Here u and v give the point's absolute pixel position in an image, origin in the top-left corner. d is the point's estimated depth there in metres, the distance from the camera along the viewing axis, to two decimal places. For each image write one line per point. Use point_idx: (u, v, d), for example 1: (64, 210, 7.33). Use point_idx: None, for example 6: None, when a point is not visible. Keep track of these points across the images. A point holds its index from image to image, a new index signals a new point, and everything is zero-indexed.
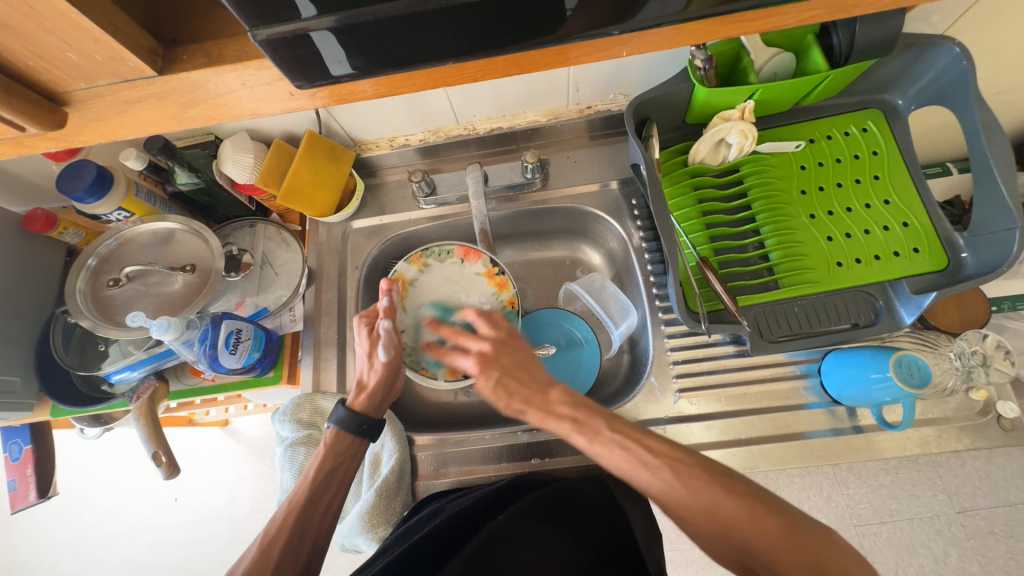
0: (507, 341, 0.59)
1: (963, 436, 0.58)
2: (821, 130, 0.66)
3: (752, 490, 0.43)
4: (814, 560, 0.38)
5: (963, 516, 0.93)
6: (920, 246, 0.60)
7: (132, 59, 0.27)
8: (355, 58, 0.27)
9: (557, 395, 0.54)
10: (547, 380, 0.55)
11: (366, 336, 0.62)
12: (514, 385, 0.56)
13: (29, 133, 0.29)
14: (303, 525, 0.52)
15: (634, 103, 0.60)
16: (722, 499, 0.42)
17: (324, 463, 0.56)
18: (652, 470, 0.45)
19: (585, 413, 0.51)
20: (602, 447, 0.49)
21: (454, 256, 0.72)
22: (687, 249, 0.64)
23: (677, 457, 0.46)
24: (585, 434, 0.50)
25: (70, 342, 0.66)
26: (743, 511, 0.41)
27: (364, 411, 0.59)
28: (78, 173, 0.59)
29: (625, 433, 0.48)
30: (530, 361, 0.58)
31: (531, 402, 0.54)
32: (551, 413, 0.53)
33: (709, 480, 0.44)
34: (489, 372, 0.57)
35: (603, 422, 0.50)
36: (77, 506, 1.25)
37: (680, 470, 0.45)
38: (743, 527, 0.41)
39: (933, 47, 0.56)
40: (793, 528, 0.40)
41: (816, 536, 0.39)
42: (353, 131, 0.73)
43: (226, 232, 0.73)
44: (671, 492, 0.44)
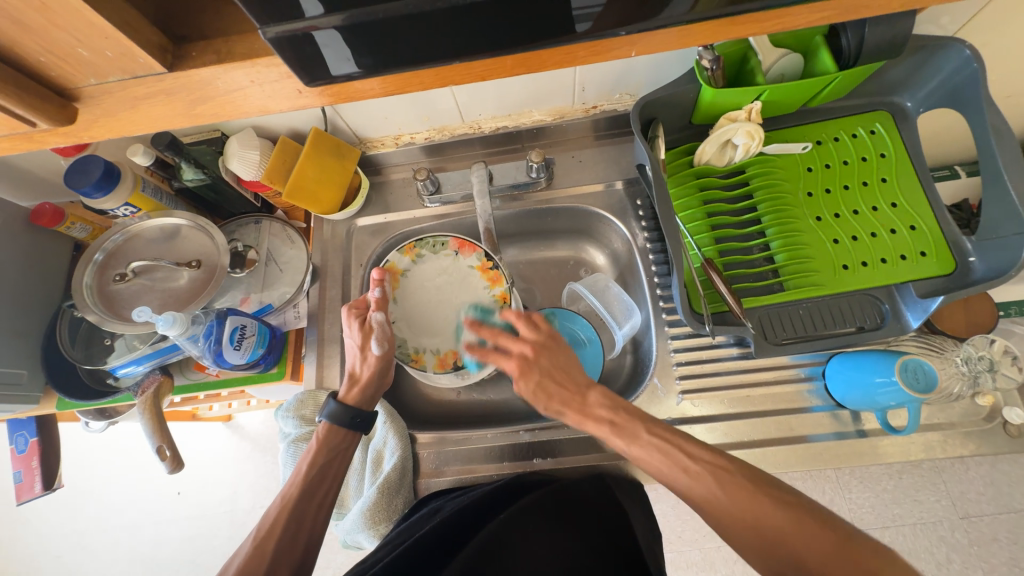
0: (548, 343, 0.57)
1: (968, 441, 0.57)
2: (828, 132, 0.66)
3: (796, 502, 0.42)
4: (864, 568, 0.37)
5: (967, 522, 0.92)
6: (928, 250, 0.59)
7: (142, 56, 0.27)
8: (363, 57, 0.27)
9: (596, 398, 0.53)
10: (587, 383, 0.55)
11: (357, 329, 0.62)
12: (554, 388, 0.55)
13: (39, 128, 0.29)
14: (297, 521, 0.52)
15: (642, 103, 0.60)
16: (768, 510, 0.42)
17: (317, 458, 0.56)
18: (692, 476, 0.45)
19: (623, 416, 0.51)
20: (641, 451, 0.49)
21: (449, 247, 0.72)
22: (692, 250, 0.63)
23: (721, 464, 0.45)
24: (624, 437, 0.50)
25: (76, 336, 0.66)
26: (789, 520, 0.41)
27: (356, 404, 0.60)
28: (85, 168, 0.59)
29: (665, 438, 0.48)
30: (569, 365, 0.56)
31: (569, 405, 0.54)
32: (589, 416, 0.53)
33: (751, 488, 0.43)
34: (530, 375, 0.55)
35: (642, 427, 0.50)
36: (81, 499, 1.26)
37: (723, 479, 0.44)
38: (790, 538, 0.40)
39: (944, 49, 0.55)
40: (840, 539, 0.39)
41: (862, 545, 0.39)
42: (358, 129, 0.73)
43: (232, 228, 0.74)
44: (713, 500, 0.44)
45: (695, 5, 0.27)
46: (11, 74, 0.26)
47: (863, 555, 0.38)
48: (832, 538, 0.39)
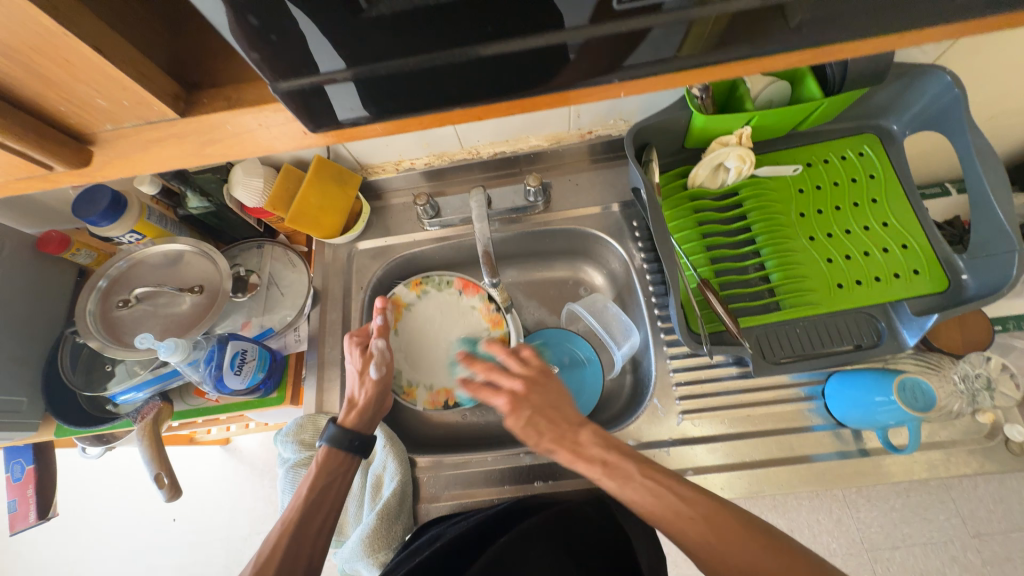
0: (540, 378, 0.58)
1: (972, 459, 0.57)
2: (818, 154, 0.68)
3: (789, 546, 0.42)
4: None
5: (978, 541, 0.91)
6: (920, 268, 0.60)
7: (157, 104, 0.28)
8: (369, 108, 0.29)
9: (587, 436, 0.54)
10: (578, 420, 0.55)
11: (358, 355, 0.63)
12: (544, 426, 0.55)
13: (55, 170, 0.30)
14: (296, 549, 0.51)
15: (635, 129, 0.62)
16: (759, 555, 0.41)
17: (317, 481, 0.55)
18: (686, 520, 0.45)
19: (616, 455, 0.51)
20: (633, 493, 0.48)
21: (453, 287, 0.75)
22: (688, 270, 0.64)
23: (717, 507, 0.45)
24: (616, 478, 0.50)
25: (78, 363, 0.67)
26: (780, 564, 0.40)
27: (355, 427, 0.60)
28: (92, 198, 0.61)
29: (657, 479, 0.48)
30: (561, 401, 0.56)
31: (561, 442, 0.54)
32: (581, 455, 0.52)
33: (747, 533, 0.43)
34: (521, 412, 0.55)
35: (634, 467, 0.50)
36: (75, 526, 1.24)
37: (718, 523, 0.44)
38: None
39: (925, 75, 0.57)
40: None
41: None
42: (360, 156, 0.75)
43: (234, 253, 0.75)
44: (706, 544, 0.43)
45: (680, 45, 0.28)
46: (31, 122, 0.27)
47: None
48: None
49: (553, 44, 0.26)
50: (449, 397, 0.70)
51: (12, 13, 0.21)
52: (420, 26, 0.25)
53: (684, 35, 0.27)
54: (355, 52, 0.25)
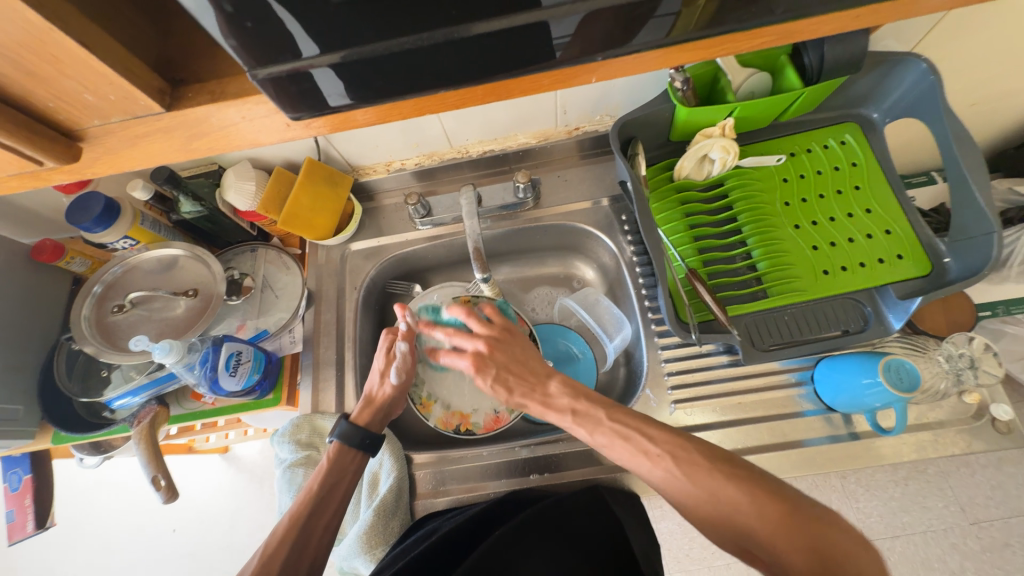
0: (501, 337, 0.61)
1: (960, 439, 0.58)
2: (801, 144, 0.69)
3: (757, 477, 0.43)
4: (811, 538, 0.38)
5: (977, 527, 0.91)
6: (904, 252, 0.61)
7: (143, 98, 0.29)
8: (349, 92, 0.30)
9: (555, 386, 0.56)
10: (545, 372, 0.58)
11: (383, 354, 0.65)
12: (511, 381, 0.58)
13: (46, 166, 0.31)
14: (302, 544, 0.51)
15: (619, 123, 0.62)
16: (721, 485, 0.43)
17: (327, 477, 0.56)
18: (653, 459, 0.46)
19: (584, 403, 0.53)
20: (603, 437, 0.50)
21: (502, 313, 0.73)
22: (676, 261, 0.65)
23: (679, 444, 0.47)
24: (584, 425, 0.52)
25: (73, 369, 0.67)
26: (742, 495, 0.42)
27: (367, 426, 0.61)
28: (84, 205, 0.61)
29: (625, 422, 0.50)
30: (526, 357, 0.60)
31: (531, 395, 0.57)
32: (552, 406, 0.55)
33: (709, 465, 0.44)
34: (487, 370, 0.59)
35: (604, 412, 0.52)
36: (74, 540, 1.23)
37: (681, 458, 0.45)
38: (746, 514, 0.41)
39: (901, 63, 0.59)
40: (794, 513, 0.40)
41: (833, 531, 0.38)
42: (351, 158, 0.76)
43: (228, 257, 0.75)
44: (672, 481, 0.45)
45: (669, 30, 0.29)
46: (21, 119, 0.28)
47: (824, 536, 0.38)
48: (789, 516, 0.39)
49: (532, 23, 0.27)
50: (463, 423, 0.65)
51: (1, 9, 0.22)
52: (401, 11, 0.26)
53: (671, 21, 0.29)
54: (339, 39, 0.26)
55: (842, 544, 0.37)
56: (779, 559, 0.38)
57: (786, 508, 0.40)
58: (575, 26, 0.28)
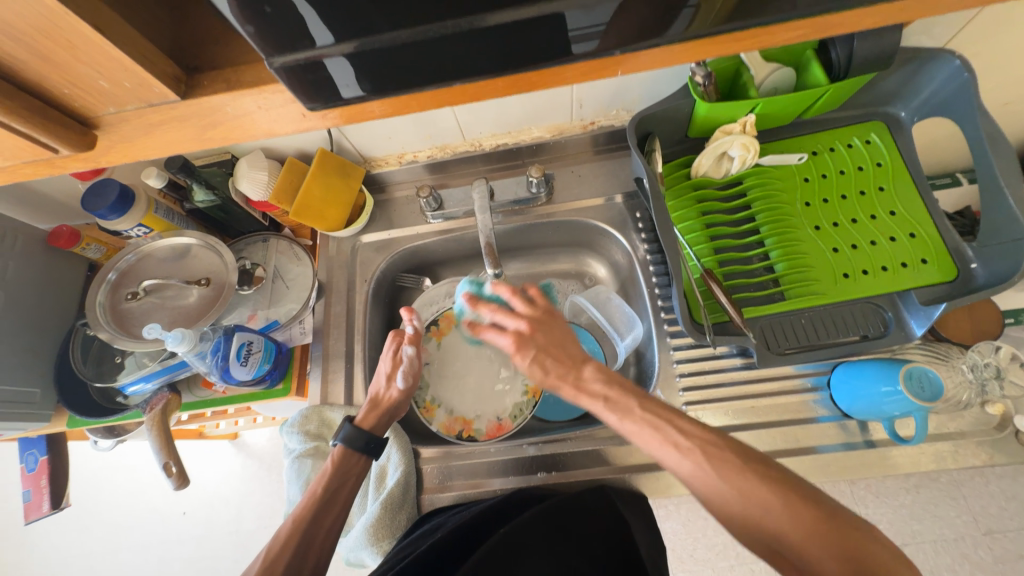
0: (544, 319, 0.59)
1: (980, 451, 0.56)
2: (824, 142, 0.67)
3: (790, 480, 0.42)
4: (848, 546, 0.37)
5: (989, 537, 0.89)
6: (928, 256, 0.59)
7: (157, 86, 0.29)
8: (364, 82, 0.29)
9: (591, 372, 0.54)
10: (582, 357, 0.55)
11: (389, 357, 0.65)
12: (551, 362, 0.56)
13: (60, 153, 0.31)
14: (305, 546, 0.51)
15: (637, 118, 0.61)
16: (753, 485, 0.42)
17: (330, 481, 0.56)
18: (684, 452, 0.45)
19: (618, 390, 0.51)
20: (634, 425, 0.49)
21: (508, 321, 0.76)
22: (691, 261, 0.64)
23: (711, 440, 0.45)
24: (616, 411, 0.50)
25: (88, 355, 0.68)
26: (776, 498, 0.41)
27: (371, 429, 0.61)
28: (100, 191, 0.61)
29: (658, 413, 0.49)
30: (565, 341, 0.57)
31: (565, 378, 0.55)
32: (584, 390, 0.53)
33: (742, 466, 0.43)
34: (526, 350, 0.56)
35: (637, 402, 0.50)
36: (88, 519, 1.26)
37: (713, 455, 0.44)
38: (776, 517, 0.40)
39: (933, 60, 0.56)
40: (825, 520, 0.39)
41: (870, 541, 0.37)
42: (363, 149, 0.75)
43: (240, 246, 0.76)
44: (702, 476, 0.44)
45: (691, 22, 0.28)
46: (37, 106, 0.28)
47: (859, 543, 0.37)
48: (824, 522, 0.39)
49: (552, 15, 0.26)
50: (465, 429, 0.69)
51: None
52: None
53: (694, 14, 0.27)
54: (355, 28, 0.26)
55: (880, 556, 0.37)
56: (811, 562, 0.38)
57: (820, 513, 0.39)
58: (595, 19, 0.27)
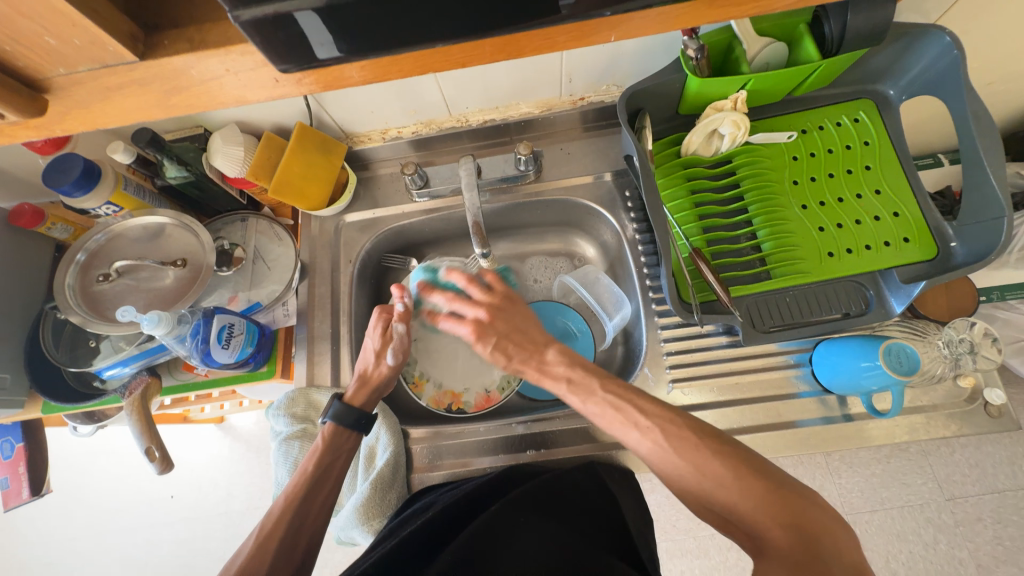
0: (503, 305, 0.58)
1: (951, 422, 0.59)
2: (813, 121, 0.66)
3: (741, 454, 0.43)
4: (789, 514, 0.39)
5: (952, 503, 0.94)
6: (910, 235, 0.60)
7: (113, 44, 0.27)
8: (340, 41, 0.27)
9: (552, 355, 0.54)
10: (544, 340, 0.55)
11: (378, 333, 0.63)
12: (512, 348, 0.56)
13: (9, 120, 0.29)
14: (300, 519, 0.52)
15: (628, 93, 0.60)
16: (707, 460, 0.43)
17: (321, 458, 0.56)
18: (642, 431, 0.46)
19: (580, 373, 0.52)
20: (596, 406, 0.50)
21: None
22: (680, 240, 0.64)
23: (669, 418, 0.46)
24: (578, 393, 0.51)
25: (60, 340, 0.65)
26: (727, 471, 0.42)
27: (362, 405, 0.61)
28: (63, 166, 0.58)
29: (618, 394, 0.49)
30: (526, 325, 0.57)
31: (527, 362, 0.55)
32: (547, 373, 0.54)
33: (697, 441, 0.44)
34: (487, 338, 0.56)
35: (598, 382, 0.50)
36: (72, 504, 1.24)
37: (671, 433, 0.45)
38: (728, 489, 0.41)
39: (925, 36, 0.56)
40: (773, 491, 0.40)
41: (814, 509, 0.39)
42: (344, 124, 0.72)
43: (217, 226, 0.73)
44: (659, 452, 0.45)
45: None
46: None
47: (799, 508, 0.39)
48: (772, 493, 0.40)
49: None
50: (454, 402, 0.69)
51: None
52: None
53: None
54: None
55: (818, 521, 0.38)
56: (758, 531, 0.39)
57: (765, 485, 0.41)
58: None
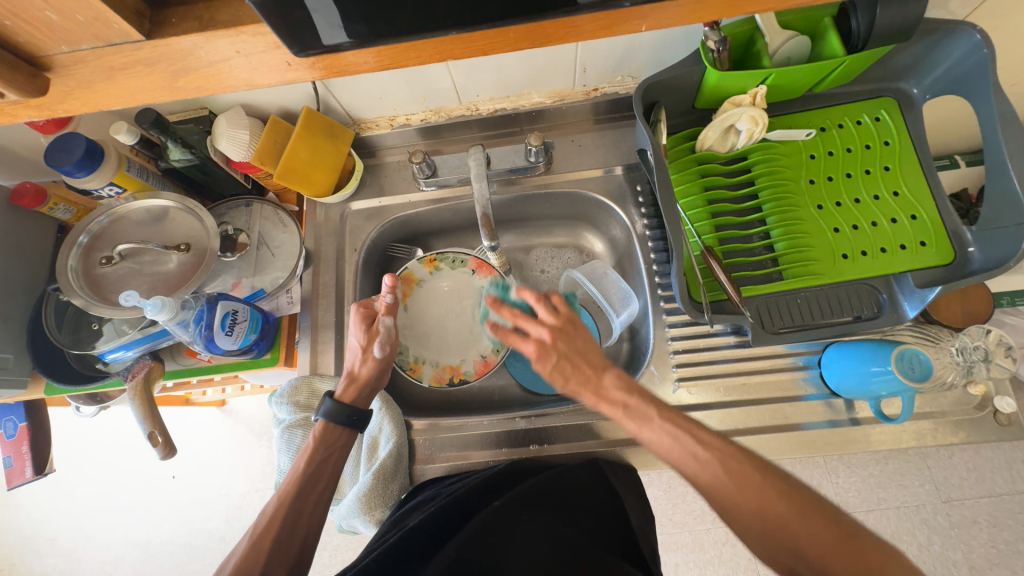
0: (567, 328, 0.55)
1: (958, 430, 0.58)
2: (832, 118, 0.65)
3: (812, 498, 0.42)
4: (872, 567, 0.38)
5: (949, 505, 0.94)
6: (927, 239, 0.59)
7: (117, 21, 0.26)
8: (354, 24, 0.26)
9: (611, 379, 0.52)
10: (604, 364, 0.53)
11: (362, 330, 0.62)
12: (569, 371, 0.53)
13: (10, 99, 0.28)
14: (294, 518, 0.52)
15: (645, 85, 0.58)
16: (771, 501, 0.42)
17: (314, 454, 0.56)
18: (700, 463, 0.45)
19: (638, 399, 0.50)
20: (653, 436, 0.48)
21: (468, 266, 0.74)
22: (692, 238, 0.63)
23: (730, 453, 0.45)
24: (635, 419, 0.49)
25: (63, 321, 0.65)
26: (794, 514, 0.41)
27: (352, 403, 0.60)
28: (66, 146, 0.57)
29: (675, 422, 0.48)
30: (589, 349, 0.54)
31: (585, 386, 0.53)
32: (604, 397, 0.52)
33: (761, 481, 0.43)
34: (547, 359, 0.54)
35: (655, 410, 0.49)
36: (75, 483, 1.25)
37: (732, 469, 0.44)
38: (794, 532, 0.41)
39: (954, 34, 0.54)
40: (845, 539, 0.39)
41: (890, 561, 0.39)
42: (352, 109, 0.71)
43: (222, 211, 0.72)
44: (720, 489, 0.44)
45: None
46: None
47: (876, 562, 0.38)
48: (844, 541, 0.39)
49: None
50: (455, 375, 0.69)
51: None
52: None
53: None
54: None
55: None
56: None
57: (839, 532, 0.40)
58: None
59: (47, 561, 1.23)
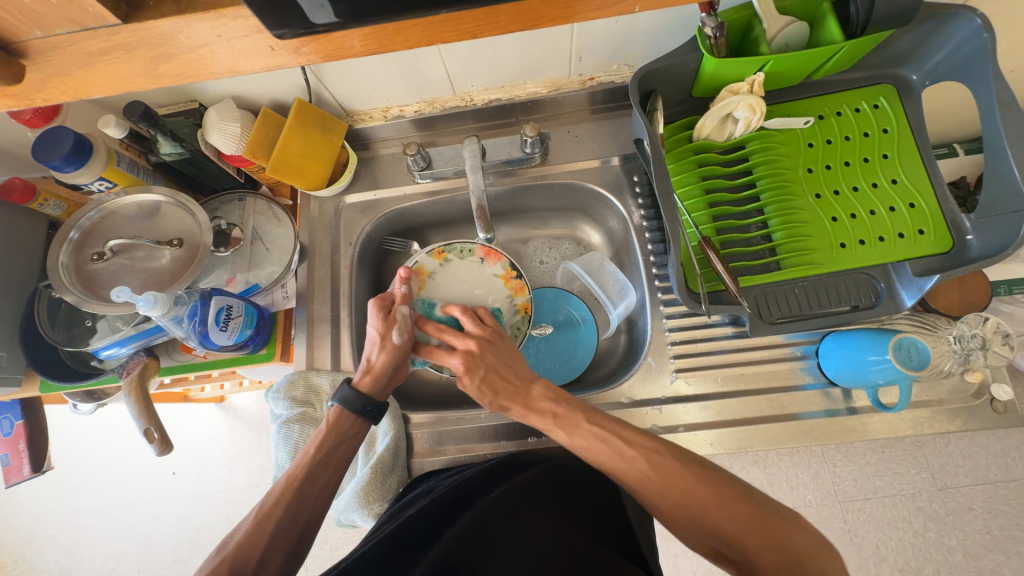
0: (493, 339, 0.59)
1: (955, 418, 0.58)
2: (831, 106, 0.64)
3: (730, 483, 0.45)
4: (779, 538, 0.41)
5: (945, 492, 0.95)
6: (926, 227, 0.58)
7: (93, 5, 0.25)
8: (339, 4, 0.26)
9: (539, 390, 0.54)
10: (530, 376, 0.55)
11: (380, 318, 0.60)
12: (497, 382, 0.55)
13: None
14: (299, 502, 0.51)
15: (640, 74, 0.57)
16: (693, 487, 0.44)
17: (324, 441, 0.55)
18: (629, 460, 0.47)
19: (566, 407, 0.52)
20: (582, 439, 0.50)
21: (475, 255, 0.71)
22: (689, 228, 0.62)
23: (654, 448, 0.47)
24: (565, 428, 0.51)
25: (56, 319, 0.64)
26: (712, 497, 0.44)
27: (369, 392, 0.59)
28: (54, 140, 0.56)
29: (604, 426, 0.50)
30: (515, 360, 0.57)
31: (513, 398, 0.54)
32: (533, 408, 0.53)
33: (683, 468, 0.46)
34: (474, 372, 0.56)
35: (583, 416, 0.51)
36: (75, 480, 1.26)
37: (657, 463, 0.46)
38: (712, 513, 0.43)
39: (954, 18, 0.53)
40: (759, 515, 0.42)
41: (791, 527, 0.42)
42: (345, 101, 0.70)
43: (214, 206, 0.71)
44: (647, 480, 0.46)
45: None
46: None
47: (781, 531, 0.41)
48: (759, 516, 0.42)
49: None
50: None
51: None
52: None
53: None
54: None
55: (803, 544, 0.40)
56: (749, 558, 0.41)
57: (751, 509, 0.43)
58: None
59: (48, 558, 1.23)
